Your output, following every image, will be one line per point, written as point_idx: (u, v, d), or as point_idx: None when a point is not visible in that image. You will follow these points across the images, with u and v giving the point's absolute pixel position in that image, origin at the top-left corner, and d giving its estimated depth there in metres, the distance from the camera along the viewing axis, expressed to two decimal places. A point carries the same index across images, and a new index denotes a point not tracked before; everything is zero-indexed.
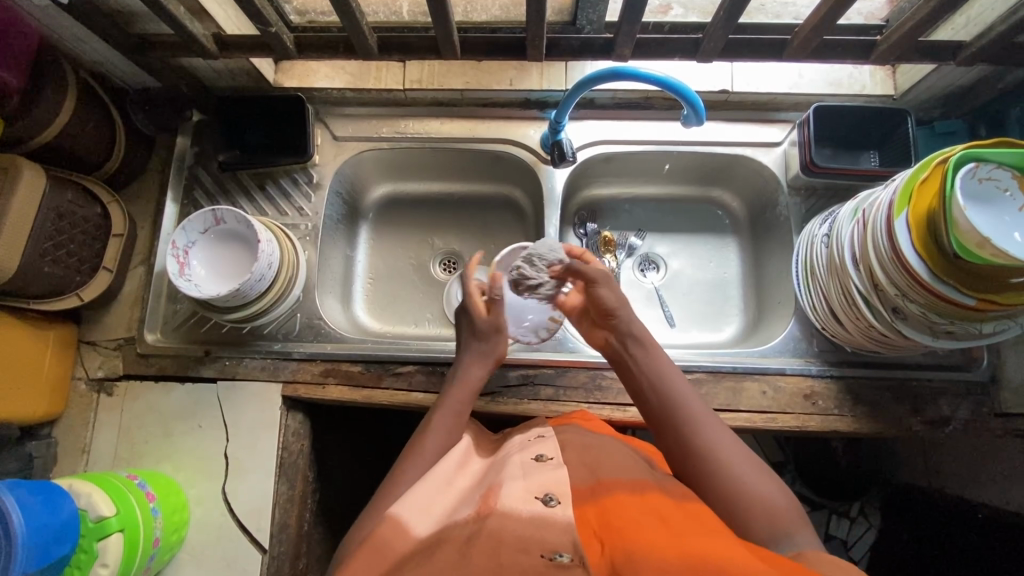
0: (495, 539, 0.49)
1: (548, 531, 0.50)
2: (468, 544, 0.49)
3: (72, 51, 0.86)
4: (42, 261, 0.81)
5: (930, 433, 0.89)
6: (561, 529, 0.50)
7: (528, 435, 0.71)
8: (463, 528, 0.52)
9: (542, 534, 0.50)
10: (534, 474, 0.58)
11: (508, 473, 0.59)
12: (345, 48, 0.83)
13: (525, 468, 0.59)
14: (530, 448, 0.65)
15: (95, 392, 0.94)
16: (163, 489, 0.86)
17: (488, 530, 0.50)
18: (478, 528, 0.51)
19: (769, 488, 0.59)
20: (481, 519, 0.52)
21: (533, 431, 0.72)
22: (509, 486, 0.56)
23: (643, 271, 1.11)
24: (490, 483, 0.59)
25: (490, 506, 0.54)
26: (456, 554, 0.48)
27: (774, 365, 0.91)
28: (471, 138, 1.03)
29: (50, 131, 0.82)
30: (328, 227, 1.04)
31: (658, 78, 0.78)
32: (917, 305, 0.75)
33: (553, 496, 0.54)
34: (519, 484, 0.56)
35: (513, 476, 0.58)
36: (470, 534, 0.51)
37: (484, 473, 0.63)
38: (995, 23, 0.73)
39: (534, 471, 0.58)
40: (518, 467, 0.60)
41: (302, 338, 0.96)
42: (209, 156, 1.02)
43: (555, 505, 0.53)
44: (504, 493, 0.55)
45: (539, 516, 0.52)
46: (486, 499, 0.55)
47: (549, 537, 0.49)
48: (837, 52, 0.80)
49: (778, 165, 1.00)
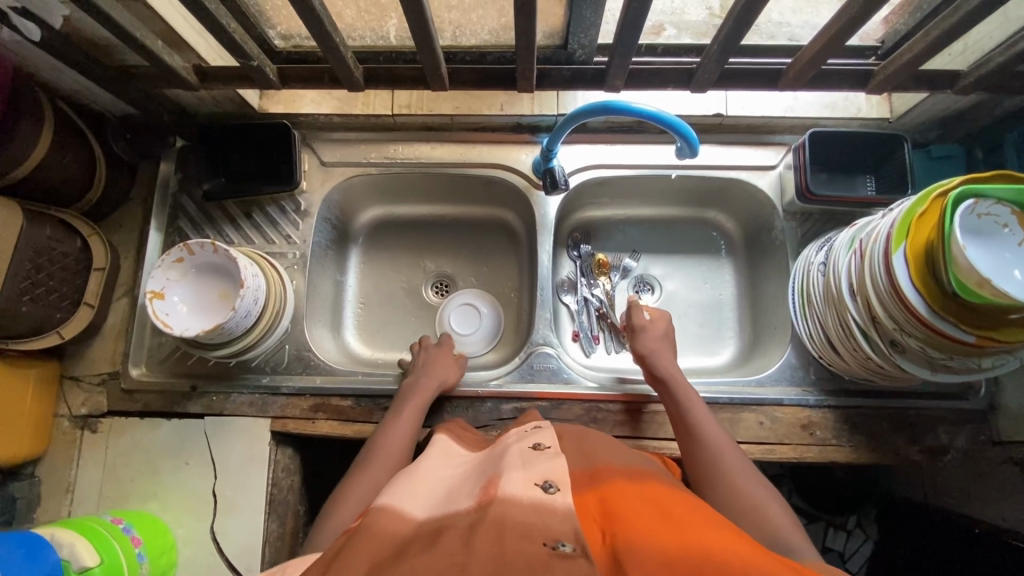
0: (499, 525, 0.46)
1: (548, 517, 0.47)
2: (469, 533, 0.45)
3: (48, 80, 0.83)
4: (19, 300, 0.78)
5: (929, 463, 0.88)
6: (561, 517, 0.47)
7: (524, 427, 0.70)
8: (464, 518, 0.48)
9: (544, 521, 0.47)
10: (534, 465, 0.56)
11: (507, 462, 0.57)
12: (330, 79, 0.81)
13: (525, 458, 0.57)
14: (528, 437, 0.64)
15: (79, 429, 0.92)
16: (148, 531, 0.84)
17: (491, 515, 0.47)
18: (480, 515, 0.47)
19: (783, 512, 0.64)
20: (482, 507, 0.49)
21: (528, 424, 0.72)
22: (510, 474, 0.54)
23: (639, 293, 1.10)
24: (490, 474, 0.56)
25: (490, 494, 0.50)
26: (459, 541, 0.44)
27: (771, 395, 0.90)
28: (462, 162, 1.01)
29: (26, 166, 0.79)
30: (317, 254, 1.02)
31: (651, 112, 0.76)
32: (915, 339, 0.74)
33: (552, 483, 0.52)
34: (519, 473, 0.54)
35: (513, 464, 0.56)
36: (472, 521, 0.47)
37: (483, 463, 0.62)
38: (994, 54, 0.71)
39: (534, 462, 0.57)
40: (517, 456, 0.58)
41: (291, 371, 0.94)
42: (193, 184, 1.00)
43: (554, 491, 0.51)
44: (506, 481, 0.52)
45: (539, 503, 0.49)
46: (486, 489, 0.52)
47: (550, 525, 0.46)
48: (834, 81, 0.78)
49: (774, 189, 0.98)
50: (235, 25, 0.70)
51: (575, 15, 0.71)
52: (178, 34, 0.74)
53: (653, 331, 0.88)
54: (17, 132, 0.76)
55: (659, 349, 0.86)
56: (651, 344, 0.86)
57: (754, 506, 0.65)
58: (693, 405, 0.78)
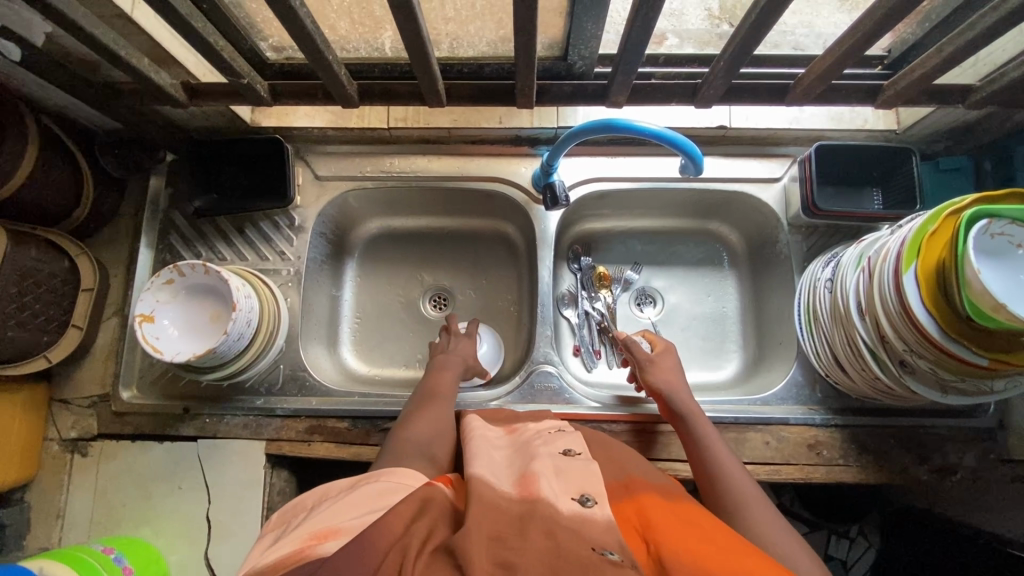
0: (547, 525, 0.45)
1: (592, 526, 0.46)
2: (519, 524, 0.44)
3: (32, 96, 0.81)
4: (5, 325, 0.76)
5: (937, 482, 0.87)
6: (604, 527, 0.46)
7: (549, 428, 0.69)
8: (509, 507, 0.47)
9: (587, 529, 0.45)
10: (569, 471, 0.56)
11: (541, 464, 0.56)
12: (324, 94, 0.79)
13: (559, 466, 0.57)
14: (555, 442, 0.63)
15: (69, 452, 0.90)
16: (141, 560, 0.81)
17: (539, 513, 0.46)
18: (528, 509, 0.47)
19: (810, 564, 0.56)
20: (527, 503, 0.48)
21: (552, 425, 0.71)
22: (547, 479, 0.53)
23: (641, 306, 1.08)
24: (524, 470, 0.56)
25: (533, 493, 0.50)
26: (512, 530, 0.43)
27: (777, 415, 0.88)
28: (460, 175, 0.98)
29: (10, 186, 0.76)
30: (312, 270, 0.99)
31: (655, 131, 0.74)
32: (926, 361, 0.72)
33: (590, 497, 0.51)
34: (555, 480, 0.53)
35: (548, 470, 0.55)
36: (519, 514, 0.46)
37: (512, 459, 0.61)
38: (1007, 69, 0.69)
39: (568, 471, 0.56)
40: (550, 462, 0.57)
41: (286, 392, 0.92)
42: (184, 199, 0.97)
43: (593, 504, 0.50)
44: (545, 485, 0.51)
45: (580, 514, 0.48)
46: (524, 486, 0.52)
47: (594, 534, 0.45)
48: (842, 96, 0.76)
49: (779, 202, 0.96)
50: (223, 42, 0.68)
51: (576, 27, 0.68)
52: (165, 50, 0.72)
53: (666, 365, 0.85)
54: None
55: (674, 383, 0.82)
56: (666, 378, 0.83)
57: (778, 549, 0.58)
58: (712, 443, 0.74)
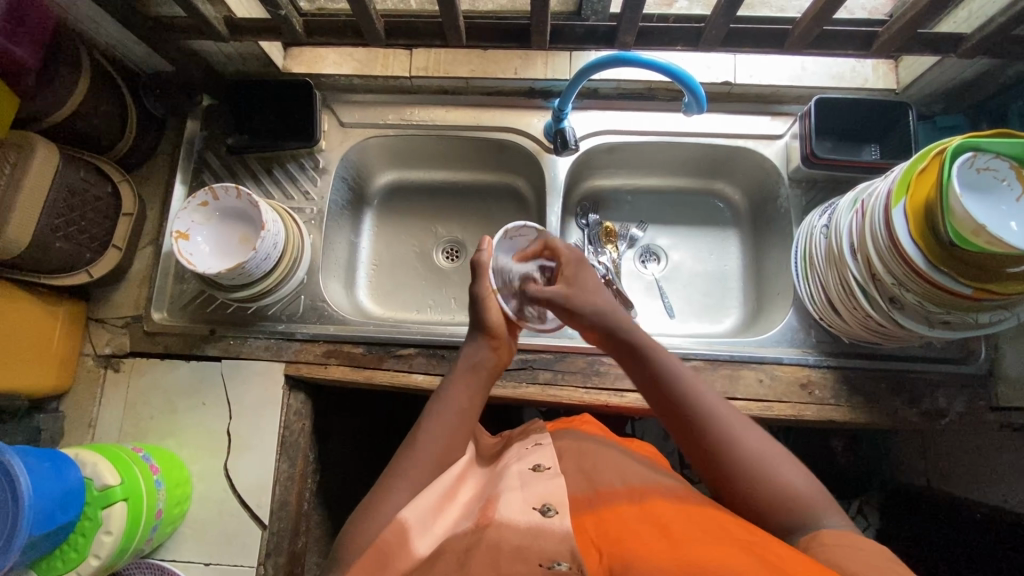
0: (494, 549, 0.50)
1: (546, 541, 0.50)
2: None
3: (86, 32, 0.88)
4: (54, 236, 0.83)
5: (926, 425, 0.90)
6: (558, 538, 0.51)
7: (526, 443, 0.68)
8: (471, 535, 0.52)
9: (540, 543, 0.50)
10: (532, 485, 0.57)
11: (506, 483, 0.58)
12: (353, 33, 0.86)
13: (523, 479, 0.58)
14: (528, 457, 0.63)
15: (102, 367, 0.96)
16: (165, 462, 0.87)
17: (487, 541, 0.51)
18: (477, 538, 0.52)
19: (799, 477, 0.60)
20: (480, 529, 0.53)
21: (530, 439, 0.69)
22: (507, 496, 0.56)
23: (644, 262, 1.12)
24: (490, 494, 0.59)
25: (488, 517, 0.54)
26: (456, 562, 0.49)
27: (771, 354, 0.92)
28: (475, 126, 1.04)
29: (61, 113, 0.83)
30: (333, 212, 1.05)
31: (662, 65, 0.80)
32: (914, 294, 0.75)
33: (551, 506, 0.54)
34: (517, 496, 0.56)
35: (511, 486, 0.58)
36: (479, 538, 0.51)
37: (483, 486, 0.62)
38: (994, 16, 0.74)
39: (532, 482, 0.58)
40: (515, 478, 0.59)
41: (306, 320, 0.97)
42: (217, 139, 1.04)
43: (553, 515, 0.53)
44: (503, 504, 0.55)
45: (536, 527, 0.52)
46: (485, 511, 0.56)
47: (547, 547, 0.50)
48: (837, 42, 0.81)
49: (780, 158, 1.00)
50: None
51: None
52: None
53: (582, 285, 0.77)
54: (56, 78, 0.81)
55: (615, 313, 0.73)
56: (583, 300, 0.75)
57: (768, 470, 0.60)
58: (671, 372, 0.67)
